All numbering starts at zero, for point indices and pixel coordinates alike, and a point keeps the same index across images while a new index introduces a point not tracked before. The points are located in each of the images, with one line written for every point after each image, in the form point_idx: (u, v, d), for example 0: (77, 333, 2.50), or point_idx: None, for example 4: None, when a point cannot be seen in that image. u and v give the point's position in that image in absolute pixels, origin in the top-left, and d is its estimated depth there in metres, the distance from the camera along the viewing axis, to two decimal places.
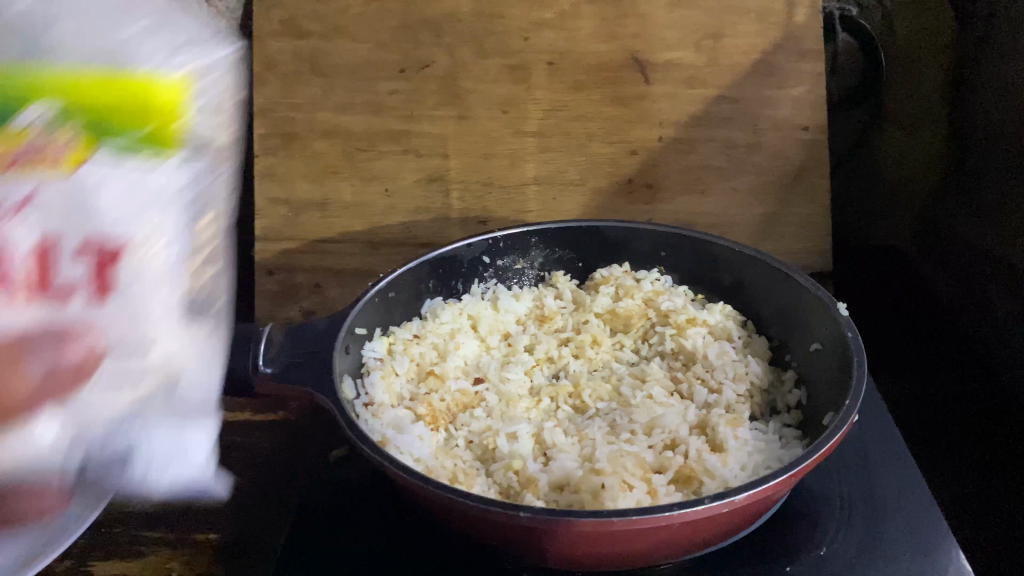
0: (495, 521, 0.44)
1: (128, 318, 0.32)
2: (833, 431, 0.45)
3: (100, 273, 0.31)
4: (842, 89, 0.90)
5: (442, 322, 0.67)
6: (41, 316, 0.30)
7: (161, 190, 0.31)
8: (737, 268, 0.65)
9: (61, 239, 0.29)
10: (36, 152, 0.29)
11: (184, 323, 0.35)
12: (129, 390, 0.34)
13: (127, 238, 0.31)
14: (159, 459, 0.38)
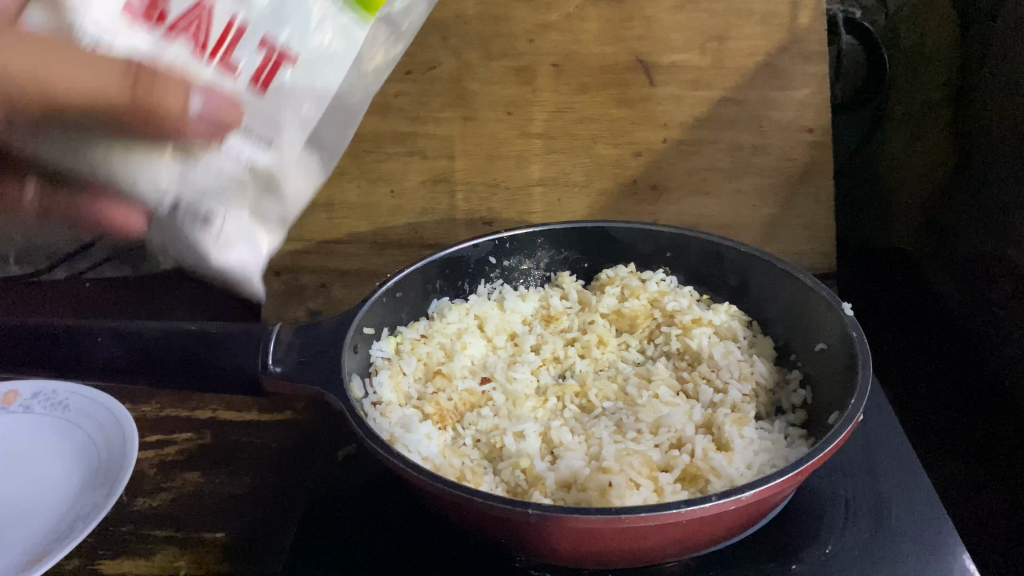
0: (504, 518, 0.45)
1: (274, 106, 0.42)
2: (839, 430, 0.45)
3: (263, 66, 0.41)
4: (847, 90, 0.93)
5: (450, 322, 0.68)
6: (206, 72, 0.39)
7: (340, 37, 0.43)
8: (743, 268, 0.66)
9: (256, 35, 0.40)
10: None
11: (305, 134, 0.44)
12: (239, 164, 0.41)
13: (294, 53, 0.42)
14: (231, 229, 0.43)
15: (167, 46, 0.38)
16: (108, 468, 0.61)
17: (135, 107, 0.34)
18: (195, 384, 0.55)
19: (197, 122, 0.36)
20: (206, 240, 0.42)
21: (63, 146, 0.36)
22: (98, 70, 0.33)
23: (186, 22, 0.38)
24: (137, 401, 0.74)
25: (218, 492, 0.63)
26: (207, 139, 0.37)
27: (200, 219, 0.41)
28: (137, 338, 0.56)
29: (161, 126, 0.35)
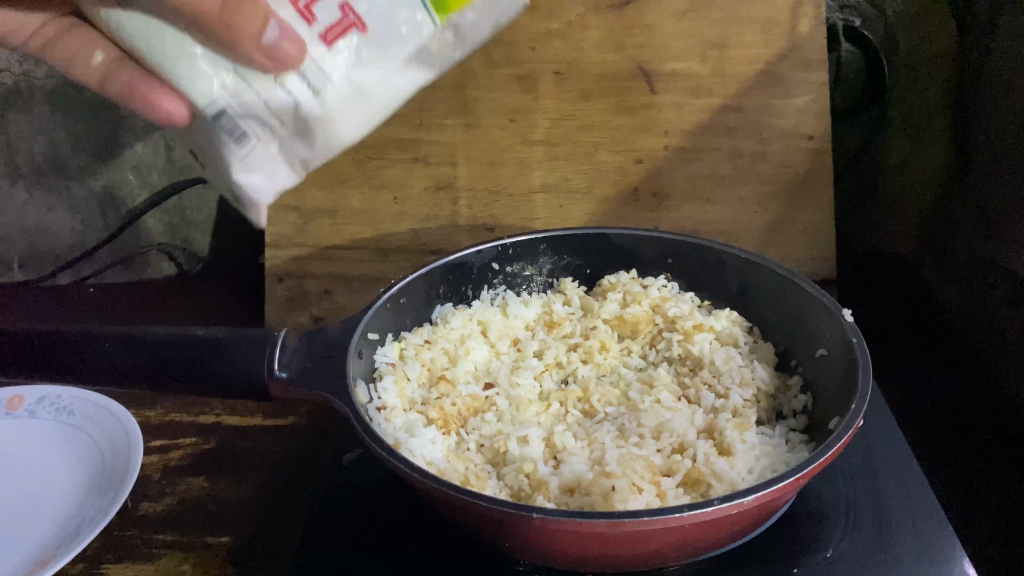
0: (507, 521, 0.45)
1: (335, 61, 0.45)
2: (840, 434, 0.46)
3: (336, 24, 0.45)
4: (845, 98, 0.94)
5: (453, 328, 0.68)
6: (287, 11, 0.43)
7: (411, 23, 0.46)
8: (744, 274, 0.66)
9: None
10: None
11: (355, 100, 0.47)
12: (286, 95, 0.45)
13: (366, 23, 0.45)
14: (256, 152, 0.47)
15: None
16: (113, 474, 0.61)
17: (222, 22, 0.41)
18: (204, 387, 0.56)
19: (264, 55, 0.43)
20: (233, 149, 0.46)
21: (160, 37, 0.42)
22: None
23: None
24: (142, 406, 0.74)
25: (222, 497, 0.64)
26: (269, 70, 0.44)
27: (231, 131, 0.45)
28: (147, 342, 0.57)
29: (237, 48, 0.42)
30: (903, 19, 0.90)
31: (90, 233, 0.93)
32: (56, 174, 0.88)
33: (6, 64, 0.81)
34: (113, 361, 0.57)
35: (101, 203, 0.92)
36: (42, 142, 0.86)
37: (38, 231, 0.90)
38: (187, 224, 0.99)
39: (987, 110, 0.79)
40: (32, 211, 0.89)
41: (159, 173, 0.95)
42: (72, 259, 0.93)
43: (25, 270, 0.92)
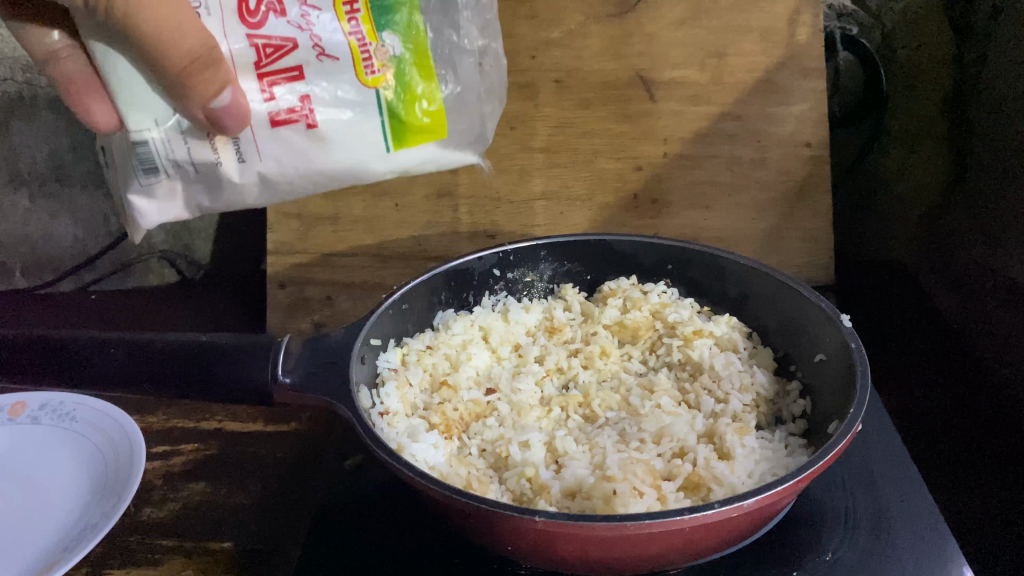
0: (510, 525, 0.45)
1: (273, 145, 0.49)
2: (838, 438, 0.46)
3: (288, 114, 0.48)
4: (842, 107, 0.93)
5: (455, 333, 0.69)
6: (251, 84, 0.47)
7: (360, 140, 0.50)
8: (743, 280, 0.67)
9: (303, 91, 0.48)
10: (361, 65, 0.49)
11: (276, 180, 0.50)
12: (215, 154, 0.48)
13: (318, 124, 0.49)
14: (160, 188, 0.49)
15: (238, 41, 0.46)
16: (117, 479, 0.61)
17: (181, 72, 0.43)
18: (206, 394, 0.57)
19: (203, 112, 0.45)
20: (138, 177, 0.48)
21: (122, 74, 0.44)
22: (180, 40, 0.42)
23: (264, 44, 0.47)
24: (145, 412, 0.75)
25: (224, 503, 0.64)
26: (204, 126, 0.46)
27: (144, 162, 0.47)
28: (150, 348, 0.58)
29: (185, 96, 0.44)
30: (903, 27, 0.88)
31: (92, 240, 0.93)
32: (58, 182, 0.89)
33: (9, 72, 0.83)
34: (117, 367, 0.58)
35: (102, 213, 0.92)
36: (44, 151, 0.87)
37: (41, 238, 0.91)
38: (189, 232, 0.98)
39: (984, 118, 0.80)
40: (34, 218, 0.90)
41: None
42: (74, 266, 0.94)
43: (26, 277, 0.94)
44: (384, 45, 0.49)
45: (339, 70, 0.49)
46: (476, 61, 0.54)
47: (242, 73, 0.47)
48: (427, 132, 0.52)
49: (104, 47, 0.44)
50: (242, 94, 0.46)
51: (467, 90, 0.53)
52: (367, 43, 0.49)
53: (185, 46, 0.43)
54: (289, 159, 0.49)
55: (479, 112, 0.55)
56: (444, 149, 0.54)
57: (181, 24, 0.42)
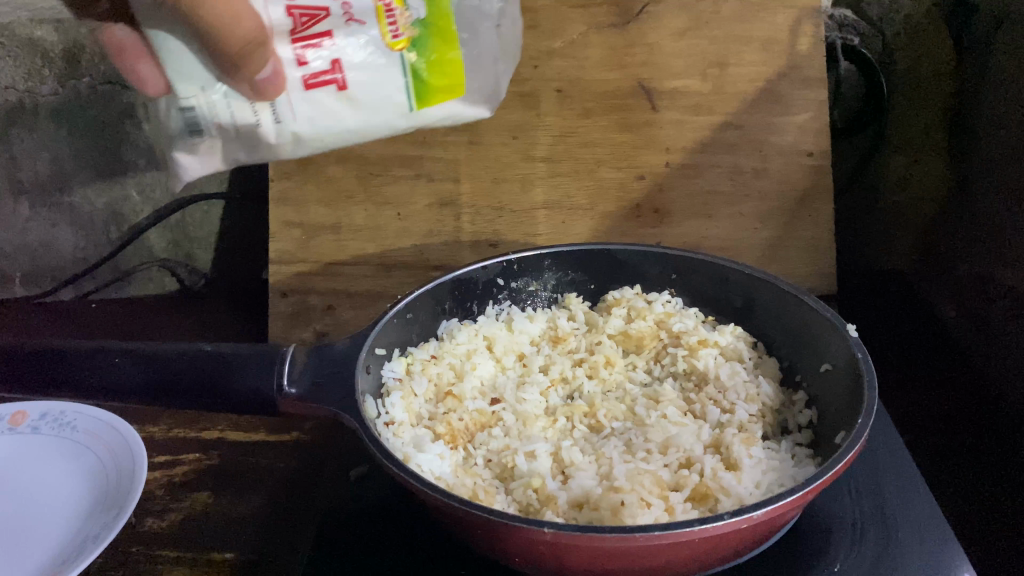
0: (518, 536, 0.45)
1: (305, 106, 0.57)
2: (847, 449, 0.46)
3: (318, 76, 0.56)
4: (844, 114, 0.94)
5: (459, 343, 0.69)
6: (286, 51, 0.55)
7: (383, 97, 0.59)
8: (748, 290, 0.67)
9: (332, 55, 0.56)
10: (386, 26, 0.57)
11: (306, 136, 0.59)
12: (255, 117, 0.57)
13: (348, 84, 0.57)
14: (202, 146, 0.59)
15: (276, 10, 0.54)
16: (116, 491, 0.60)
17: (237, 55, 0.49)
18: (210, 403, 0.56)
19: (250, 86, 0.53)
20: (182, 133, 0.57)
21: (176, 52, 0.52)
22: (237, 24, 0.48)
23: (301, 13, 0.55)
24: (146, 422, 0.75)
25: (227, 513, 0.64)
26: (246, 96, 0.54)
27: (191, 124, 0.56)
28: (154, 358, 0.58)
29: (238, 74, 0.51)
30: (902, 36, 0.89)
31: (92, 250, 0.93)
32: (59, 191, 0.89)
33: (11, 80, 0.82)
34: (121, 377, 0.57)
35: (103, 221, 0.92)
36: (45, 159, 0.86)
37: (40, 245, 0.91)
38: (189, 240, 0.97)
39: (987, 128, 0.80)
40: (35, 226, 0.90)
41: (163, 190, 0.92)
42: (73, 275, 0.94)
43: (26, 286, 0.94)
44: (409, 9, 0.57)
45: (365, 31, 0.56)
46: (494, 23, 0.62)
47: (280, 39, 0.55)
48: (449, 89, 0.61)
49: (160, 33, 0.51)
50: (280, 62, 0.54)
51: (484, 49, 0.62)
52: (393, 5, 0.57)
53: (240, 30, 0.48)
54: (322, 116, 0.58)
55: (494, 71, 0.65)
56: (463, 103, 0.63)
57: (237, 11, 0.48)
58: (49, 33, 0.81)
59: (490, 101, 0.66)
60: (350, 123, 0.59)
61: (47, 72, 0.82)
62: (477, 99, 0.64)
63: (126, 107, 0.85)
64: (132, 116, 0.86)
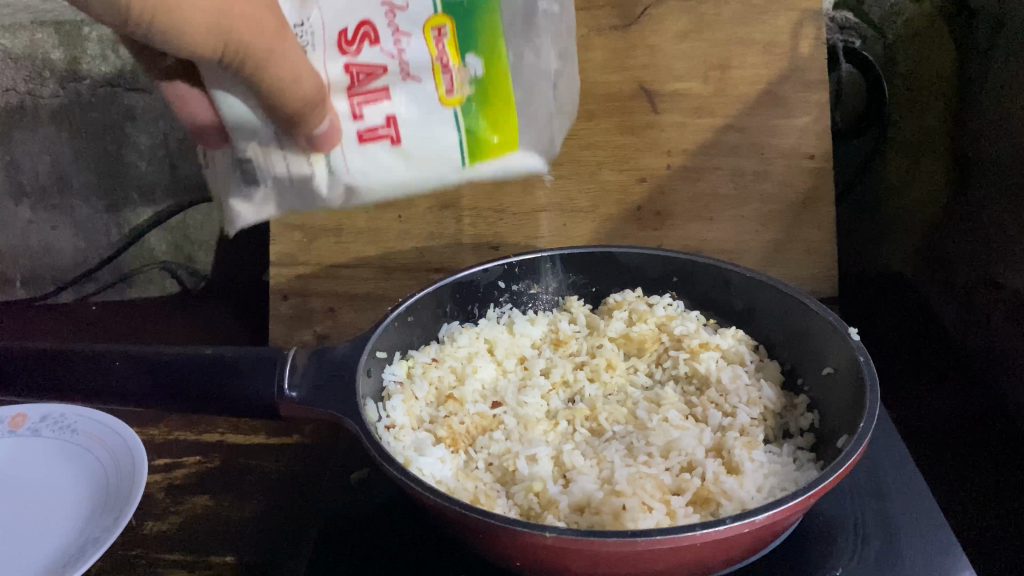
0: (519, 540, 0.45)
1: (358, 159, 0.50)
2: (849, 454, 0.46)
3: (374, 133, 0.50)
4: (846, 116, 0.93)
5: (461, 346, 0.69)
6: (341, 105, 0.49)
7: (437, 152, 0.51)
8: (750, 294, 0.66)
9: (388, 110, 0.49)
10: (442, 81, 0.49)
11: (357, 186, 0.52)
12: (307, 167, 0.50)
13: (402, 139, 0.50)
14: (256, 195, 0.53)
15: (335, 69, 0.48)
16: (116, 495, 0.60)
17: (295, 114, 0.46)
18: (212, 406, 0.56)
19: (306, 138, 0.48)
20: (240, 181, 0.53)
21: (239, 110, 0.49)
22: (299, 83, 0.45)
23: (359, 70, 0.49)
24: (146, 424, 0.74)
25: (227, 516, 0.64)
26: (302, 147, 0.49)
27: (248, 174, 0.53)
28: (155, 361, 0.57)
29: (295, 129, 0.47)
30: (904, 40, 0.88)
31: (92, 251, 0.93)
32: (59, 194, 0.89)
33: (11, 83, 0.83)
34: (122, 381, 0.57)
35: (104, 223, 0.92)
36: (46, 162, 0.87)
37: (42, 248, 0.92)
38: (190, 242, 0.97)
39: (988, 131, 0.80)
40: (36, 228, 0.91)
41: (163, 192, 0.91)
42: (74, 278, 0.93)
43: (26, 289, 0.94)
44: (467, 66, 0.49)
45: (421, 89, 0.49)
46: (551, 84, 0.53)
47: (335, 96, 0.49)
48: (501, 145, 0.52)
49: (224, 93, 0.48)
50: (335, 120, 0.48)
51: (540, 101, 0.52)
52: (450, 65, 0.49)
53: (301, 86, 0.45)
54: (371, 167, 0.51)
55: (548, 126, 0.54)
56: (517, 156, 0.52)
57: (298, 73, 0.45)
58: (48, 36, 0.81)
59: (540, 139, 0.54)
60: (398, 177, 0.52)
61: (47, 74, 0.83)
62: (534, 137, 0.53)
63: (127, 110, 0.85)
64: (132, 119, 0.86)
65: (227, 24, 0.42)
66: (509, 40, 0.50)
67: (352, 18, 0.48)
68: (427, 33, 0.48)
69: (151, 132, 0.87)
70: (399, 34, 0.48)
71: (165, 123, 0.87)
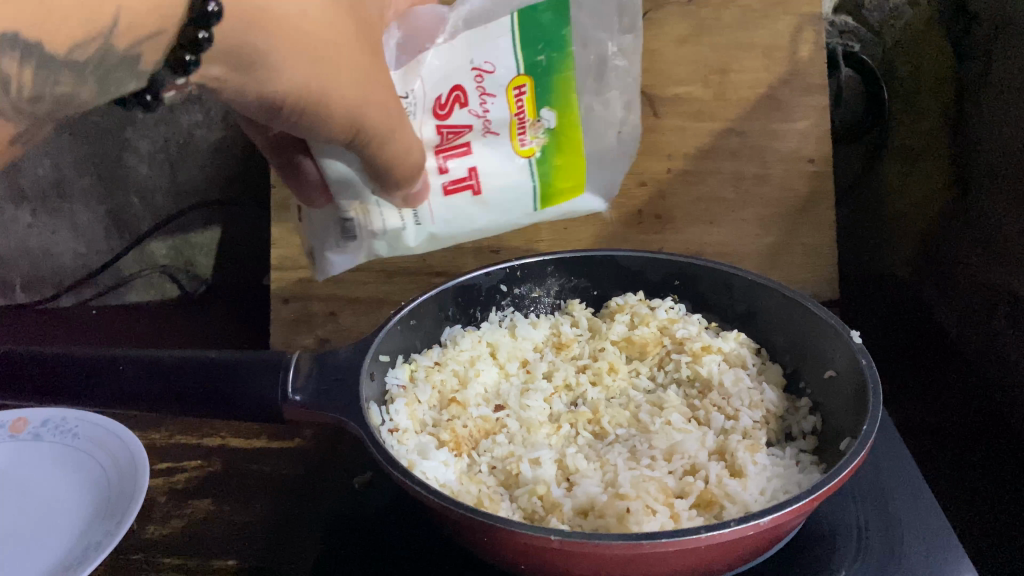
0: (525, 544, 0.45)
1: (445, 210, 0.58)
2: (853, 456, 0.46)
3: (458, 183, 0.57)
4: (844, 120, 0.94)
5: (463, 350, 0.69)
6: (430, 161, 0.56)
7: (511, 201, 0.59)
8: (752, 296, 0.67)
9: (471, 164, 0.57)
10: (517, 136, 0.57)
11: (442, 238, 0.60)
12: (402, 222, 0.58)
13: (484, 188, 0.58)
14: (351, 245, 0.59)
15: (428, 131, 0.56)
16: (118, 503, 0.60)
17: (404, 180, 0.52)
18: (216, 410, 0.56)
19: (403, 195, 0.54)
20: (337, 237, 0.59)
21: (348, 177, 0.54)
22: (406, 153, 0.50)
23: (448, 131, 0.56)
24: (146, 429, 0.74)
25: (228, 521, 0.64)
26: (397, 206, 0.55)
27: (347, 229, 0.58)
28: (159, 366, 0.57)
29: (387, 180, 0.52)
30: (903, 44, 0.90)
31: (93, 256, 0.93)
32: (59, 198, 0.88)
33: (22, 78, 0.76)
34: (123, 384, 0.57)
35: (105, 227, 0.92)
36: (47, 166, 0.86)
37: (42, 252, 0.91)
38: (190, 246, 0.97)
39: (988, 135, 0.80)
40: (36, 232, 0.89)
41: (164, 197, 0.92)
42: (74, 281, 0.93)
43: (26, 293, 0.93)
44: (540, 119, 0.57)
45: (500, 143, 0.57)
46: (617, 130, 0.61)
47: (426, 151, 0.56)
48: (570, 192, 0.60)
49: (332, 160, 0.53)
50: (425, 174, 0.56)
51: (602, 150, 0.61)
52: (525, 118, 0.57)
53: (412, 160, 0.51)
54: (442, 207, 0.58)
55: (611, 171, 0.63)
56: (581, 200, 0.62)
57: (409, 147, 0.50)
58: None
59: (609, 186, 0.64)
60: (473, 213, 0.59)
61: None
62: (604, 184, 0.63)
63: (127, 114, 0.86)
64: (132, 123, 0.87)
65: (361, 122, 0.46)
66: (581, 94, 0.58)
67: (446, 85, 0.55)
68: (509, 94, 0.56)
69: (151, 136, 0.88)
70: (486, 95, 0.56)
71: (165, 128, 0.88)
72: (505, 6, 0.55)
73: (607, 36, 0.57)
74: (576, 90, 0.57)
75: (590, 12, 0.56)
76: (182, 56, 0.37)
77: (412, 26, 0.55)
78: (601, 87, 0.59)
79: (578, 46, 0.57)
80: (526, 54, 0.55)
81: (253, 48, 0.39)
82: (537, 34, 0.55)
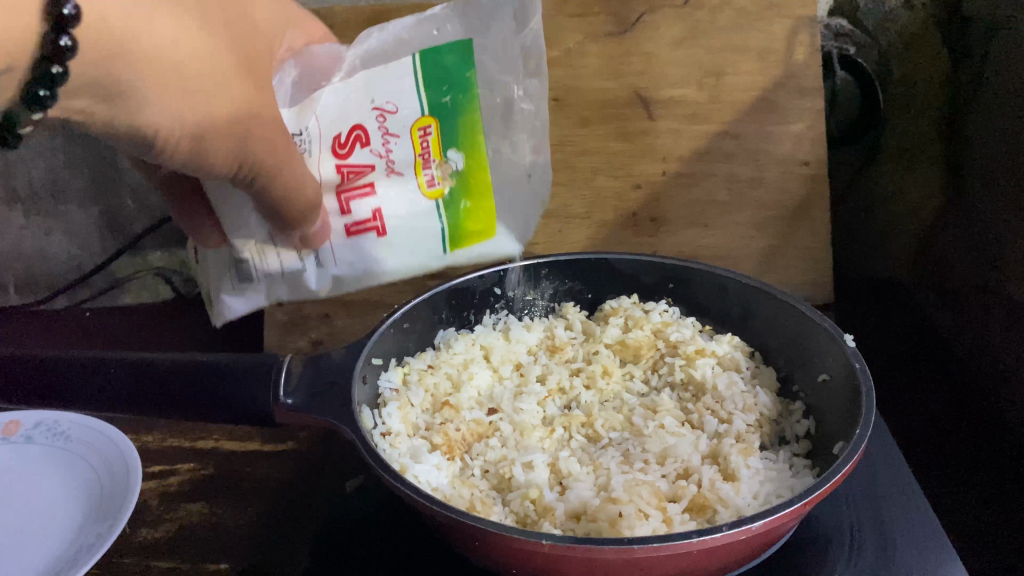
0: (515, 548, 0.45)
1: (346, 251, 0.58)
2: (844, 461, 0.46)
3: (362, 224, 0.57)
4: (840, 124, 0.92)
5: (456, 352, 0.69)
6: (332, 201, 0.56)
7: (421, 241, 0.59)
8: (746, 300, 0.66)
9: (375, 205, 0.57)
10: (425, 177, 0.57)
11: (347, 279, 0.60)
12: (300, 263, 0.57)
13: (388, 230, 0.58)
14: (250, 289, 0.58)
15: (327, 169, 0.55)
16: (110, 507, 0.59)
17: (300, 216, 0.53)
18: (207, 412, 0.56)
19: (301, 234, 0.55)
20: (233, 280, 0.58)
21: (240, 206, 0.54)
22: (300, 188, 0.51)
23: (348, 170, 0.56)
24: (141, 430, 0.74)
25: (220, 524, 0.63)
26: (296, 245, 0.56)
27: (243, 272, 0.57)
28: (151, 368, 0.57)
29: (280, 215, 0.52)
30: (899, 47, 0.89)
31: (86, 257, 0.93)
32: (53, 200, 0.89)
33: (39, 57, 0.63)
34: (114, 386, 0.57)
35: (99, 228, 0.91)
36: (41, 167, 0.87)
37: (36, 253, 0.91)
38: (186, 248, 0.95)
39: (983, 139, 0.80)
40: (30, 235, 0.90)
41: (159, 197, 0.90)
42: (68, 283, 0.93)
43: (20, 294, 0.93)
44: (448, 161, 0.58)
45: (404, 184, 0.57)
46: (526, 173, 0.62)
47: (327, 192, 0.56)
48: (479, 234, 0.60)
49: (228, 187, 0.53)
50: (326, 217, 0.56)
51: (512, 192, 0.62)
52: (430, 159, 0.57)
53: (308, 194, 0.52)
54: (348, 248, 0.58)
55: (521, 213, 0.64)
56: (493, 243, 0.62)
57: (302, 177, 0.51)
58: None
59: (520, 226, 0.64)
60: (376, 256, 0.59)
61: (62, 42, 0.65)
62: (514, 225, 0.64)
63: None
64: None
65: (246, 153, 0.48)
66: (487, 137, 0.58)
67: (345, 124, 0.54)
68: (414, 134, 0.56)
69: None
70: (389, 136, 0.55)
71: None
72: (404, 48, 0.54)
73: (513, 80, 0.58)
74: (481, 132, 0.58)
75: (496, 58, 0.56)
76: (36, 91, 0.37)
77: (311, 63, 0.55)
78: (507, 132, 0.59)
79: (483, 89, 0.57)
80: (432, 97, 0.55)
81: (126, 63, 0.40)
82: (443, 76, 0.55)
